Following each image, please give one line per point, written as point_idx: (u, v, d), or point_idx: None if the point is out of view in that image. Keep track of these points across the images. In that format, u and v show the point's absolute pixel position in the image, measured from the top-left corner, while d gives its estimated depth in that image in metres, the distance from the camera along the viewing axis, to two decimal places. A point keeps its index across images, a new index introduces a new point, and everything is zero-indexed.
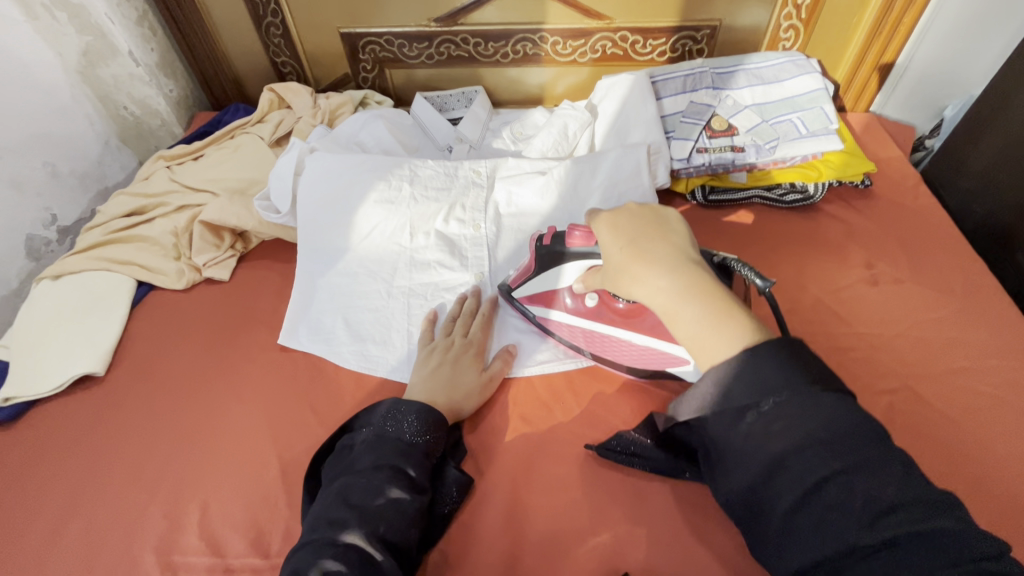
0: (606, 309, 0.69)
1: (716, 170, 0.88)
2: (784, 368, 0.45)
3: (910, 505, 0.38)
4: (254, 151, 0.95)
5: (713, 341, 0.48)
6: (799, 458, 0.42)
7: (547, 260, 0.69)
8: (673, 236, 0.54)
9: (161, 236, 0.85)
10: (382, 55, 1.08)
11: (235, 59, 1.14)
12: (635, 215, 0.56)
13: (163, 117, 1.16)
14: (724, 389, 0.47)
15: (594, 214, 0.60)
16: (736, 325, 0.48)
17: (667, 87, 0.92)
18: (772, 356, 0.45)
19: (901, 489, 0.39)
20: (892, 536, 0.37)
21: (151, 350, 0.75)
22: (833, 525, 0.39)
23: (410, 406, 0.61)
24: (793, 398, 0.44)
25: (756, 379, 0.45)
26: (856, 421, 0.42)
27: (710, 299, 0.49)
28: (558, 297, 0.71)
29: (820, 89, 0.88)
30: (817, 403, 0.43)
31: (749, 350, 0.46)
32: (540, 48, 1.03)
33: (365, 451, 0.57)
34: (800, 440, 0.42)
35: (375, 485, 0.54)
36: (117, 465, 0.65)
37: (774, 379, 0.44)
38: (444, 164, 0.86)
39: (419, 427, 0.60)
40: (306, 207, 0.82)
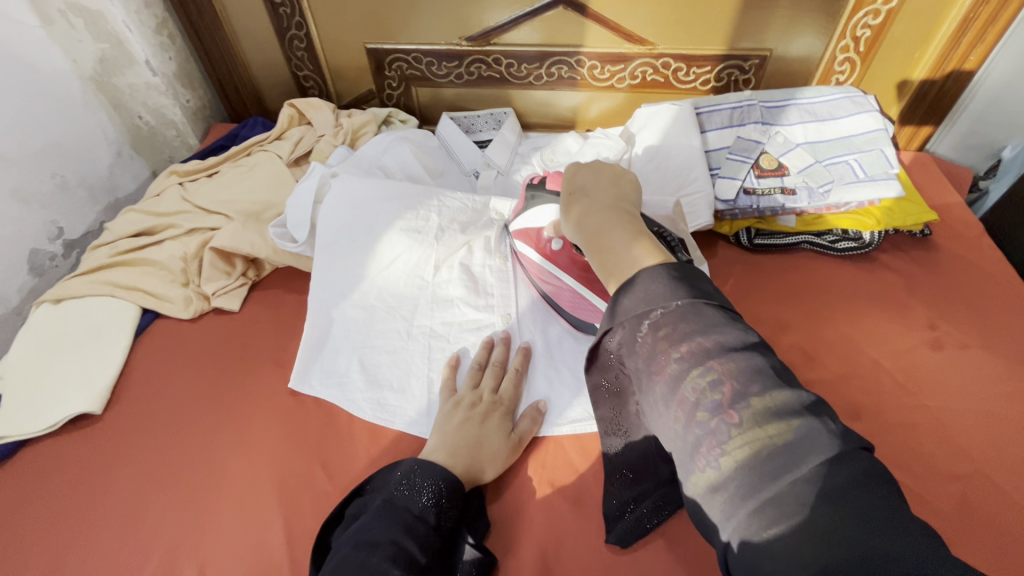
0: (568, 257, 0.68)
1: (765, 214, 0.82)
2: (717, 324, 0.39)
3: (786, 405, 0.35)
4: (271, 170, 0.90)
5: (644, 293, 0.42)
6: (683, 362, 0.39)
7: (533, 199, 0.71)
8: (620, 189, 0.56)
9: (169, 260, 0.80)
10: (410, 73, 1.03)
11: (256, 71, 1.09)
12: (600, 168, 0.58)
13: (179, 127, 1.12)
14: (659, 350, 0.40)
15: (572, 164, 0.60)
16: (650, 250, 0.47)
17: (712, 120, 0.87)
18: (667, 271, 0.43)
19: (779, 390, 0.36)
20: (767, 440, 0.34)
21: (152, 387, 0.70)
22: (713, 428, 0.36)
23: (426, 470, 0.56)
24: (684, 306, 0.41)
25: (689, 334, 0.39)
26: (743, 332, 0.39)
27: (627, 227, 0.50)
28: (534, 234, 0.71)
29: (880, 129, 0.82)
30: (755, 361, 0.37)
31: (652, 269, 0.44)
32: (576, 72, 0.98)
33: (371, 519, 0.51)
34: (741, 399, 0.36)
35: (375, 553, 0.46)
36: (109, 520, 0.59)
37: (707, 333, 0.39)
38: (472, 197, 0.81)
39: (434, 496, 0.54)
40: (325, 237, 0.77)
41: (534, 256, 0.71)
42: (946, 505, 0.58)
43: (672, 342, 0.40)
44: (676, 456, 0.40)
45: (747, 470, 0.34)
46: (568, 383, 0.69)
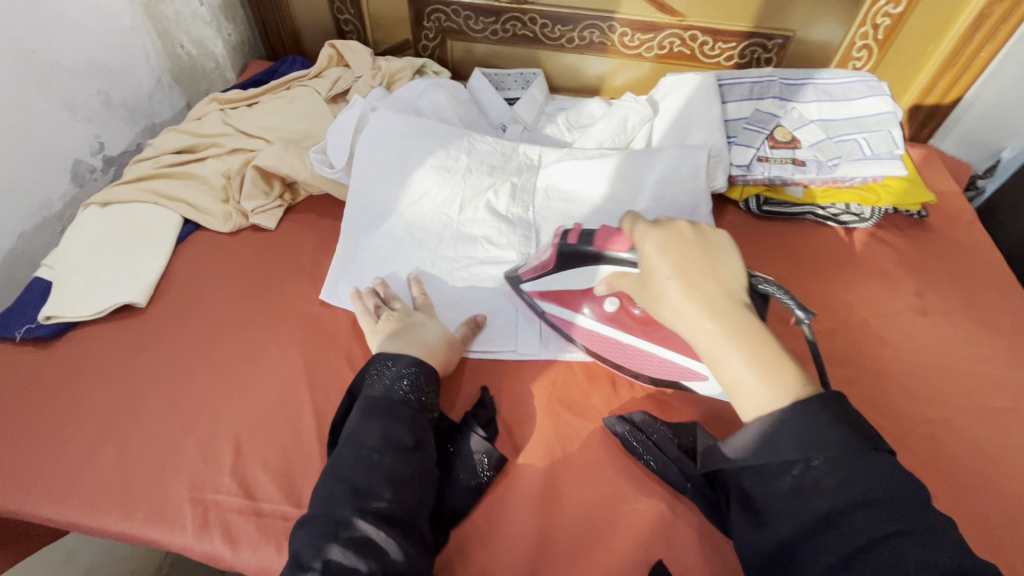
0: (623, 316, 0.66)
1: (774, 182, 0.87)
2: (834, 432, 0.43)
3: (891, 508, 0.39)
4: (310, 104, 0.94)
5: (768, 409, 0.45)
6: (799, 472, 0.43)
7: (566, 257, 0.65)
8: (721, 269, 0.50)
9: (212, 177, 0.84)
10: (446, 25, 1.06)
11: (296, 12, 1.12)
12: (682, 236, 0.52)
13: (218, 61, 1.15)
14: (776, 457, 0.44)
15: (634, 224, 0.54)
16: (778, 368, 0.46)
17: (733, 92, 0.91)
18: (816, 406, 0.44)
19: (882, 492, 0.40)
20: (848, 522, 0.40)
21: (193, 287, 0.75)
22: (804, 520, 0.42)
23: (400, 362, 0.60)
24: (851, 468, 0.42)
25: (810, 446, 0.43)
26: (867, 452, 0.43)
27: (762, 350, 0.46)
28: (576, 298, 0.68)
29: (890, 112, 0.87)
30: (862, 467, 0.42)
31: (799, 404, 0.44)
32: (607, 37, 1.02)
33: (359, 420, 0.56)
34: (852, 505, 0.40)
35: (378, 459, 0.53)
36: (151, 397, 0.64)
37: (823, 444, 0.43)
38: (502, 143, 0.86)
39: (410, 384, 0.59)
40: (362, 164, 0.81)
41: (579, 319, 0.68)
42: (917, 444, 0.65)
43: (790, 454, 0.43)
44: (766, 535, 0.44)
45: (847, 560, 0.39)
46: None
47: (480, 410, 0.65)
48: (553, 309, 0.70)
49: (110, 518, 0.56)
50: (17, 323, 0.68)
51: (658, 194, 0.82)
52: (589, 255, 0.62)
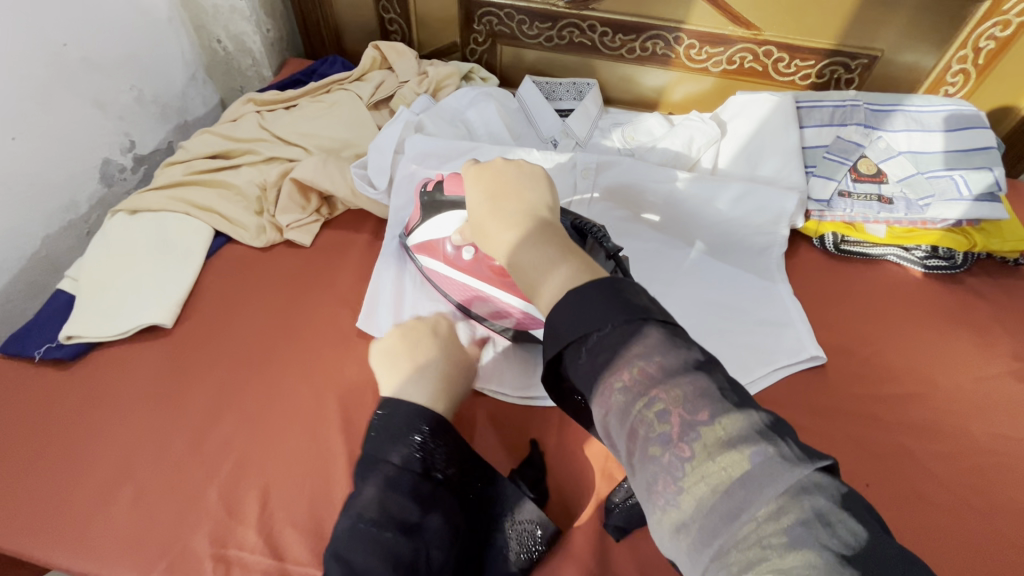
0: (482, 266, 0.61)
1: (855, 220, 0.79)
2: (658, 345, 0.34)
3: (740, 434, 0.31)
4: (351, 110, 0.88)
5: (577, 310, 0.37)
6: (627, 391, 0.34)
7: (430, 209, 0.64)
8: (526, 192, 0.48)
9: (246, 186, 0.79)
10: (498, 29, 1.00)
11: (340, 9, 1.05)
12: (517, 173, 0.51)
13: (256, 57, 1.08)
14: (600, 377, 0.35)
15: (470, 164, 0.53)
16: (577, 262, 0.41)
17: (812, 116, 0.83)
18: (594, 285, 0.37)
19: (729, 416, 0.32)
20: (725, 475, 0.30)
21: (222, 308, 0.70)
22: (664, 461, 0.32)
23: (401, 417, 0.48)
24: (690, 385, 0.33)
25: (628, 359, 0.34)
26: (685, 350, 0.34)
27: (547, 248, 0.43)
28: (440, 245, 0.64)
29: (993, 147, 0.77)
30: (707, 388, 0.33)
31: (576, 288, 0.38)
32: (672, 49, 0.94)
33: (367, 500, 0.45)
34: (691, 430, 0.31)
35: (403, 557, 0.44)
36: (175, 431, 0.59)
37: (649, 356, 0.34)
38: (555, 159, 0.76)
39: (415, 451, 0.47)
40: (406, 184, 0.75)
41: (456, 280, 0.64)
42: None
43: (612, 367, 0.35)
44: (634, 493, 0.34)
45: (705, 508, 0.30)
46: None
47: (527, 467, 0.59)
48: (428, 264, 0.67)
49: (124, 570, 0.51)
50: (37, 342, 0.63)
51: (729, 230, 0.77)
52: (444, 201, 0.63)
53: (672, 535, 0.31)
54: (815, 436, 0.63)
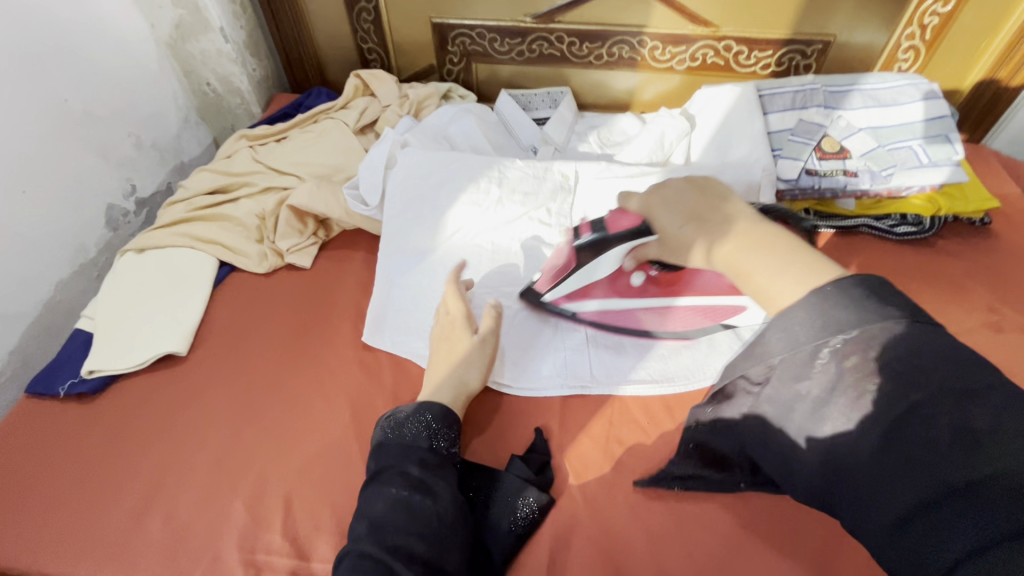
0: (651, 286, 0.70)
1: (825, 195, 0.83)
2: (915, 347, 0.36)
3: (1020, 429, 0.32)
4: (340, 138, 0.93)
5: (819, 321, 0.39)
6: (883, 394, 0.37)
7: (586, 255, 0.64)
8: (731, 202, 0.53)
9: (246, 217, 0.83)
10: (472, 48, 1.05)
11: (320, 43, 1.10)
12: (677, 189, 0.56)
13: (243, 96, 1.13)
14: (848, 380, 0.38)
15: (623, 194, 0.60)
16: (815, 271, 0.45)
17: (774, 102, 0.88)
18: (831, 294, 0.40)
19: (1014, 417, 0.32)
20: (1002, 465, 0.31)
21: (231, 333, 0.74)
22: (907, 448, 0.34)
23: (410, 408, 0.59)
24: (958, 386, 0.34)
25: (887, 364, 0.37)
26: (943, 350, 0.36)
27: (783, 250, 0.47)
28: (593, 285, 0.69)
29: (946, 115, 0.83)
30: (984, 389, 0.34)
31: (814, 291, 0.41)
32: (637, 52, 0.99)
33: (380, 469, 0.54)
34: (955, 427, 0.33)
35: (417, 503, 0.51)
36: (197, 451, 0.62)
37: (908, 359, 0.36)
38: (533, 167, 0.85)
39: (427, 425, 0.57)
40: (393, 198, 0.79)
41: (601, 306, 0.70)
42: None
43: (863, 372, 0.38)
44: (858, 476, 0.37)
45: (971, 497, 0.31)
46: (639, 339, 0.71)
47: (532, 454, 0.62)
48: (576, 310, 0.71)
49: None
50: (60, 379, 0.67)
51: None
52: (606, 238, 0.61)
53: (933, 525, 0.32)
54: None
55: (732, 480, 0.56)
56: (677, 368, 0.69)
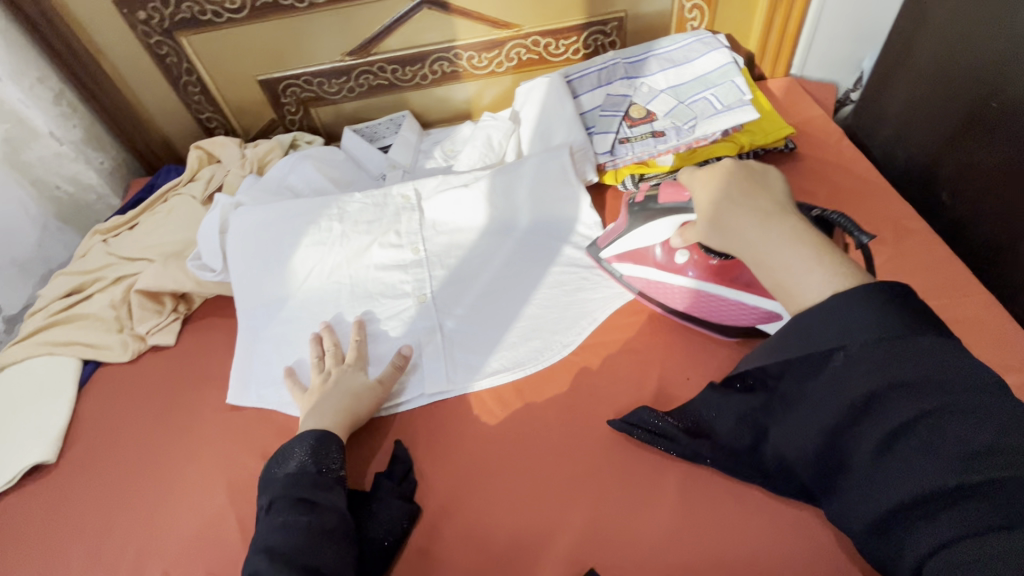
0: (697, 267, 0.69)
1: (642, 158, 0.88)
2: (927, 362, 0.41)
3: (1017, 449, 0.37)
4: (187, 212, 0.95)
5: (842, 324, 0.44)
6: (902, 399, 0.41)
7: (638, 218, 0.70)
8: (768, 189, 0.54)
9: (101, 311, 0.84)
10: (305, 96, 1.08)
11: (161, 121, 1.12)
12: (731, 168, 0.56)
13: (98, 190, 1.14)
14: (860, 384, 0.43)
15: (684, 171, 0.60)
16: (847, 270, 0.47)
17: (583, 84, 0.93)
18: (871, 294, 0.44)
19: (1017, 434, 0.37)
20: (994, 475, 0.37)
21: (100, 428, 0.75)
22: (917, 451, 0.40)
23: (298, 441, 0.63)
24: (965, 400, 0.39)
25: (903, 377, 0.42)
26: (970, 365, 0.40)
27: (805, 246, 0.48)
28: (648, 252, 0.72)
29: (730, 62, 0.89)
30: (987, 404, 0.39)
31: (846, 292, 0.45)
32: (457, 65, 1.04)
33: (273, 500, 0.58)
34: (966, 441, 0.38)
35: (310, 523, 0.55)
36: (76, 551, 0.64)
37: (925, 371, 0.41)
38: (372, 196, 0.86)
39: (310, 454, 0.62)
40: (231, 259, 0.81)
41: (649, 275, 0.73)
42: None
43: (883, 381, 0.42)
44: (863, 470, 0.44)
45: (956, 502, 0.38)
46: (490, 332, 0.76)
47: (395, 465, 0.66)
48: (629, 271, 0.75)
49: None
50: None
51: (540, 198, 0.85)
52: (660, 210, 0.67)
53: (908, 520, 0.40)
54: (638, 353, 0.73)
55: (701, 452, 0.61)
56: (526, 352, 0.74)
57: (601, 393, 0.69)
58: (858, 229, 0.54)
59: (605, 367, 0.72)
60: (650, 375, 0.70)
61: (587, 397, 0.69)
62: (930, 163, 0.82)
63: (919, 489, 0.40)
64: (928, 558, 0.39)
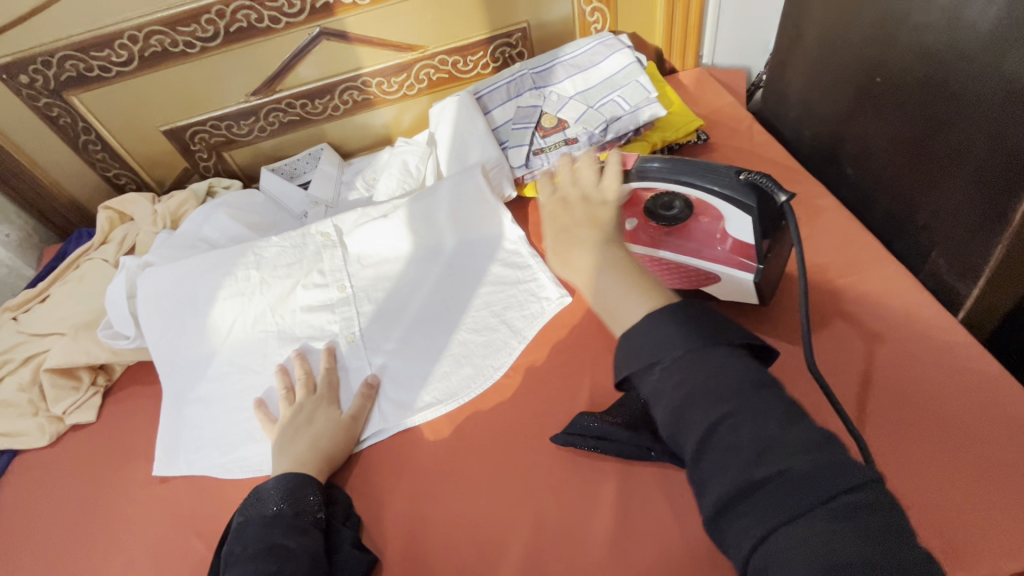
0: (644, 232, 0.69)
1: (559, 167, 0.88)
2: (719, 368, 0.44)
3: (802, 438, 0.39)
4: (101, 278, 0.91)
5: (659, 338, 0.46)
6: (709, 400, 0.42)
7: None
8: (599, 211, 0.59)
9: (11, 396, 0.78)
10: (215, 140, 1.04)
11: (67, 184, 1.06)
12: (582, 186, 0.62)
13: (9, 264, 1.10)
14: (673, 392, 0.44)
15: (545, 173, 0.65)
16: (655, 295, 0.51)
17: (493, 99, 0.93)
18: (675, 312, 0.47)
19: (794, 423, 0.40)
20: (786, 464, 0.38)
21: (24, 521, 0.72)
22: (731, 446, 0.40)
23: (269, 482, 0.61)
24: (754, 397, 0.42)
25: (702, 383, 0.43)
26: (750, 370, 0.43)
27: (622, 269, 0.53)
28: None
29: (633, 62, 0.90)
30: (768, 398, 0.42)
31: (653, 315, 0.48)
32: (367, 92, 1.02)
33: (242, 548, 0.55)
34: (763, 433, 0.40)
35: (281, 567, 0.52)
36: None
37: (718, 376, 0.43)
38: (289, 237, 0.82)
39: (282, 496, 0.59)
40: (146, 324, 0.78)
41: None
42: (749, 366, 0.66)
43: (688, 385, 0.44)
44: (691, 473, 0.42)
45: (761, 492, 0.38)
46: (420, 364, 0.74)
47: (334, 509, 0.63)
48: None
49: None
50: None
51: (467, 217, 0.84)
52: (607, 175, 0.69)
53: (732, 517, 0.39)
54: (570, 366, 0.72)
55: (644, 445, 0.59)
56: (458, 382, 0.72)
57: (535, 414, 0.68)
58: (779, 187, 0.57)
59: (537, 386, 0.71)
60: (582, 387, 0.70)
61: (522, 419, 0.68)
62: (833, 141, 0.83)
63: (735, 490, 0.39)
64: (752, 553, 0.38)
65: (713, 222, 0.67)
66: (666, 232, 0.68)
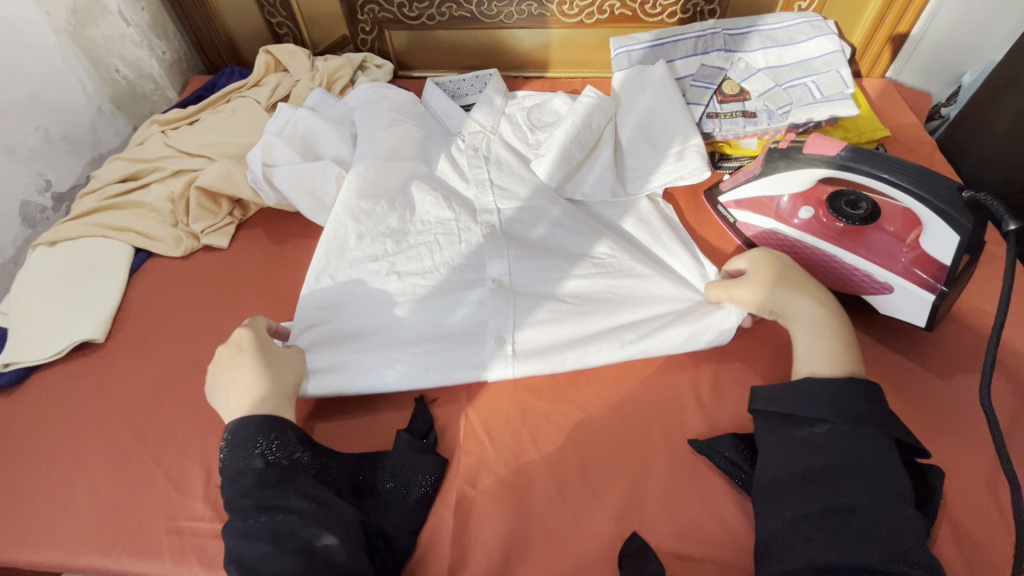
0: (818, 224, 0.68)
1: (727, 137, 0.85)
2: (879, 462, 0.47)
3: (904, 552, 0.42)
4: (253, 116, 0.92)
5: (838, 401, 0.51)
6: (838, 482, 0.46)
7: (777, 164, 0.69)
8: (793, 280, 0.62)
9: (158, 203, 0.83)
10: (382, 15, 1.03)
11: (231, 21, 1.10)
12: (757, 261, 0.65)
13: (157, 80, 1.11)
14: (817, 457, 0.49)
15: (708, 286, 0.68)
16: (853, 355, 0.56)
17: (677, 50, 0.89)
18: (853, 386, 0.51)
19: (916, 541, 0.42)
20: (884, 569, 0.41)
21: (148, 318, 0.75)
22: (829, 527, 0.44)
23: (246, 426, 0.54)
24: (882, 498, 0.45)
25: (845, 466, 0.47)
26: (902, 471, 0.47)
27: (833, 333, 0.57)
28: (771, 201, 0.71)
29: (838, 51, 0.85)
30: (901, 506, 0.44)
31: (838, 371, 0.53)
32: (546, 8, 0.99)
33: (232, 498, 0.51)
34: (876, 538, 0.43)
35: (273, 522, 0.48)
36: (118, 431, 0.64)
37: (871, 466, 0.46)
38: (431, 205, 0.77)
39: (267, 444, 0.53)
40: (286, 188, 0.78)
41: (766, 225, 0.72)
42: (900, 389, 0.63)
43: (833, 465, 0.47)
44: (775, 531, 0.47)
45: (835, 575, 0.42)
46: None
47: (416, 421, 0.65)
48: (748, 219, 0.74)
49: (86, 553, 0.57)
50: None
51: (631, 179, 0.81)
52: (797, 159, 0.67)
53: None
54: None
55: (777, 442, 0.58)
56: None
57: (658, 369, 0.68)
58: (1009, 215, 0.51)
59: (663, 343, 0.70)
60: (706, 360, 0.69)
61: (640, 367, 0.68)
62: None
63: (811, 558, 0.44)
64: None
65: (895, 237, 0.64)
66: (840, 228, 0.67)
